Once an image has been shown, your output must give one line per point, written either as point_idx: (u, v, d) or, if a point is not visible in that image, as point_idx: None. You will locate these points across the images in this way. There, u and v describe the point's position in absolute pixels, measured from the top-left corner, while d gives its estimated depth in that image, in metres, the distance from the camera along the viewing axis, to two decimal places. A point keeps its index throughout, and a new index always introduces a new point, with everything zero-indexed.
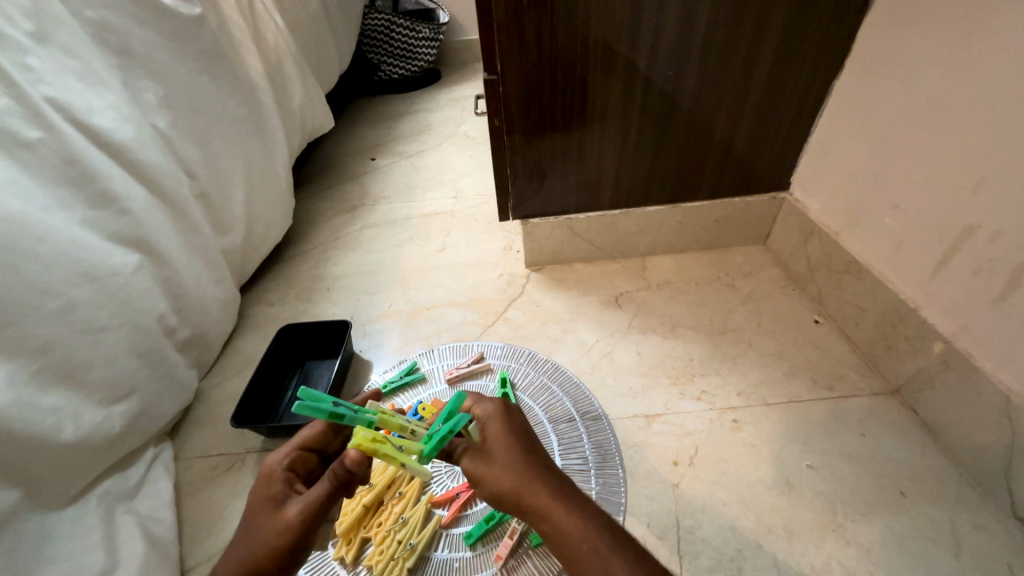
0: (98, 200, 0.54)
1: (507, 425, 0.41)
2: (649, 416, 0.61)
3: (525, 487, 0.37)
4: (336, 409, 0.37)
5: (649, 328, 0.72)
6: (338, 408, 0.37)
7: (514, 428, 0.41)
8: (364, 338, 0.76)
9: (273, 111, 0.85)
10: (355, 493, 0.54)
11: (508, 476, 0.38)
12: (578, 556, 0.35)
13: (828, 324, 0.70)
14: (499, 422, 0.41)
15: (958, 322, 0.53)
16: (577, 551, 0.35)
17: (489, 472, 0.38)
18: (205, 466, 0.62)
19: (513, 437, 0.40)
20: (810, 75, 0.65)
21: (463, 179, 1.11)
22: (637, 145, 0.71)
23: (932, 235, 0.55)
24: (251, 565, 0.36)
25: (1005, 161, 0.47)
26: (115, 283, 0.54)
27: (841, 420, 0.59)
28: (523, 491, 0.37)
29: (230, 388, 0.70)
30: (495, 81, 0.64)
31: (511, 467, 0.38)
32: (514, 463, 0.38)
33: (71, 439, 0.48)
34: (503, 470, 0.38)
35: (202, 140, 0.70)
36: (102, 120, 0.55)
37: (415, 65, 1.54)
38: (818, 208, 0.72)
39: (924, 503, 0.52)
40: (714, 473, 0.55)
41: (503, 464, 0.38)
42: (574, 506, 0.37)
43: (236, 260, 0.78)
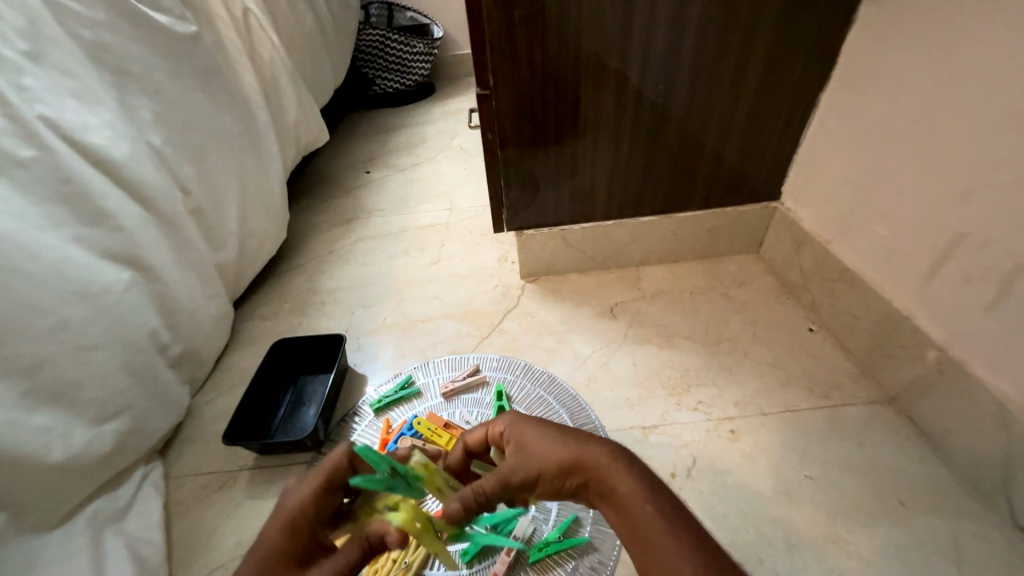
0: (92, 218, 0.54)
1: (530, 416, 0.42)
2: (646, 427, 0.61)
3: (576, 458, 0.38)
4: (390, 485, 0.35)
5: (644, 338, 0.72)
6: (392, 484, 0.35)
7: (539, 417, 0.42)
8: (358, 352, 0.75)
9: (268, 127, 0.86)
10: None
11: (558, 449, 0.39)
12: (635, 509, 0.35)
13: (823, 332, 0.70)
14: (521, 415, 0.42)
15: (951, 330, 0.54)
16: (640, 514, 0.35)
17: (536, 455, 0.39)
18: (196, 485, 0.61)
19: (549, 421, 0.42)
20: (798, 87, 0.66)
21: (458, 191, 1.11)
22: (630, 157, 0.72)
23: (923, 244, 0.56)
24: None
25: (991, 170, 0.48)
26: (108, 300, 0.53)
27: (838, 429, 0.59)
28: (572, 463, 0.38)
29: (222, 404, 0.69)
30: (487, 96, 0.64)
31: (556, 444, 0.39)
32: (556, 439, 0.39)
33: (60, 460, 0.47)
34: (551, 446, 0.39)
35: (197, 156, 0.71)
36: (97, 138, 0.55)
37: (409, 79, 1.56)
38: (809, 217, 0.73)
39: (924, 513, 0.51)
40: (713, 485, 0.55)
41: (548, 442, 0.39)
42: (628, 471, 0.37)
43: (230, 274, 0.77)
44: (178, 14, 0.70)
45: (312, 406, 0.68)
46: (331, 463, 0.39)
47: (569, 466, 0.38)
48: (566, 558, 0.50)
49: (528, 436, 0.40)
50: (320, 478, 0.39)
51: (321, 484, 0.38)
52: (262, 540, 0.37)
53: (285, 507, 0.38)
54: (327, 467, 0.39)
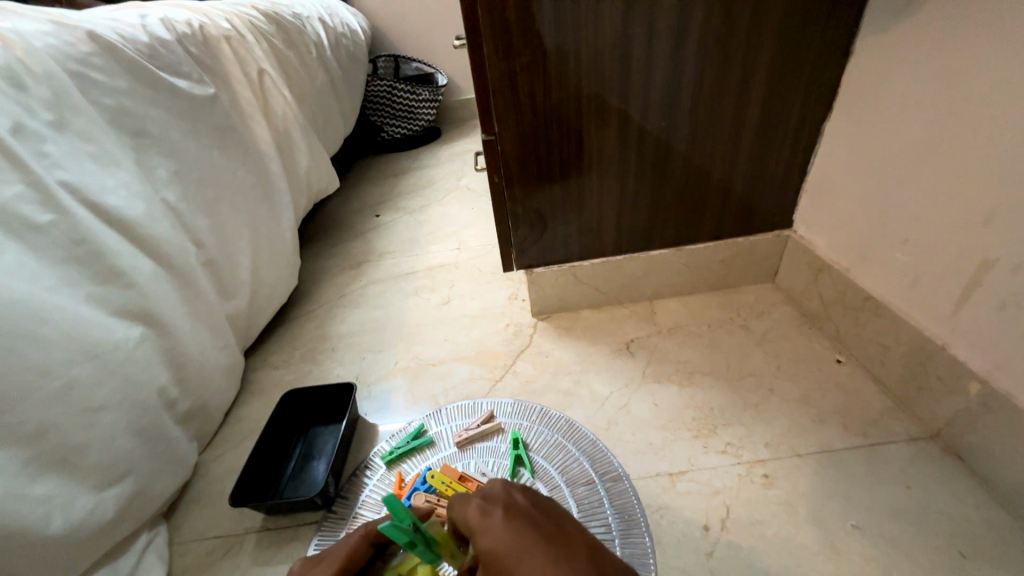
0: (105, 276, 0.54)
1: (504, 510, 0.35)
2: (673, 473, 0.58)
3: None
4: (412, 538, 0.39)
5: (663, 376, 0.70)
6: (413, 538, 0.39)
7: (514, 513, 0.35)
8: (370, 400, 0.74)
9: (281, 178, 0.88)
10: None
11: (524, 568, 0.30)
12: None
13: (852, 364, 0.67)
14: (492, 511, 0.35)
15: (992, 359, 0.51)
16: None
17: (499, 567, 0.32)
18: (200, 550, 0.58)
19: (519, 515, 0.35)
20: (801, 117, 0.66)
21: (466, 231, 1.12)
22: (636, 191, 0.72)
23: (950, 270, 0.54)
24: None
25: (1010, 194, 0.47)
26: (117, 359, 0.53)
27: (881, 470, 0.55)
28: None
29: (230, 461, 0.67)
30: (493, 141, 0.66)
31: (524, 555, 0.31)
32: (525, 548, 0.32)
33: (60, 529, 0.45)
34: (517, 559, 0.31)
35: (211, 210, 0.72)
36: (114, 199, 0.57)
37: (416, 125, 1.61)
38: (825, 245, 0.71)
39: (990, 566, 0.47)
40: (750, 538, 0.51)
41: (514, 552, 0.32)
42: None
43: (241, 325, 0.77)
44: (196, 79, 0.74)
45: (323, 459, 0.66)
46: (348, 547, 0.44)
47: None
48: None
49: (490, 542, 0.33)
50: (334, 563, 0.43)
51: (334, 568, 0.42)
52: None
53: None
54: (343, 553, 0.43)
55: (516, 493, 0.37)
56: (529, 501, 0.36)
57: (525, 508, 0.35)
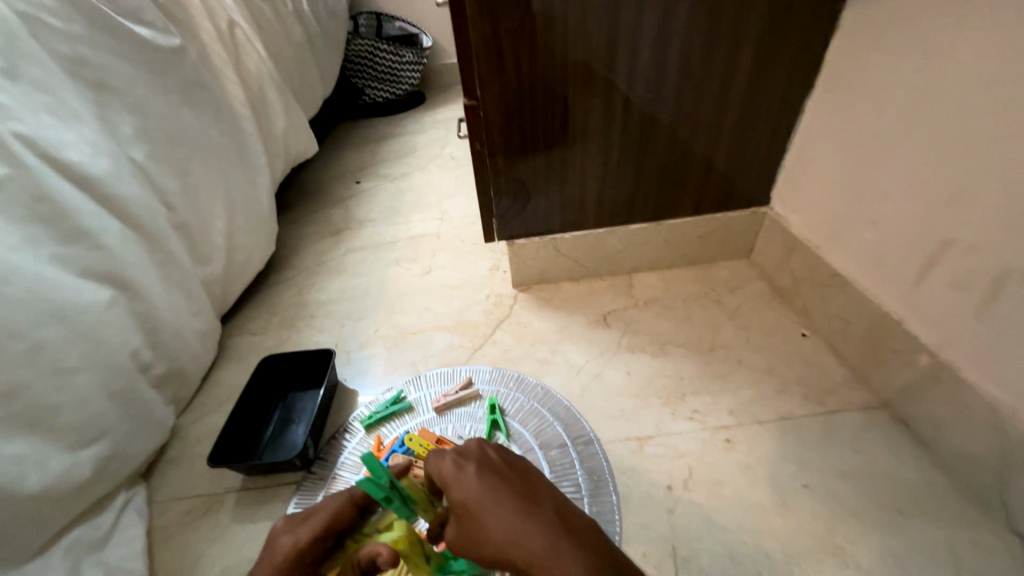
0: (70, 236, 0.53)
1: (477, 466, 0.37)
2: (641, 437, 0.60)
3: (516, 535, 0.32)
4: (390, 494, 0.38)
5: (638, 347, 0.72)
6: (391, 494, 0.39)
7: (488, 469, 0.37)
8: (349, 366, 0.74)
9: (255, 139, 0.85)
10: None
11: (494, 522, 0.33)
12: None
13: (815, 337, 0.70)
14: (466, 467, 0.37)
15: (942, 333, 0.54)
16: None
17: (470, 518, 0.34)
18: (180, 509, 0.59)
19: (492, 471, 0.37)
20: (784, 93, 0.66)
21: (448, 200, 1.11)
22: (618, 164, 0.72)
23: (912, 249, 0.56)
24: None
25: (973, 176, 0.48)
26: (86, 321, 0.52)
27: (833, 435, 0.59)
28: (516, 541, 0.32)
29: (209, 424, 0.68)
30: (475, 107, 0.64)
31: (495, 508, 0.34)
32: (498, 502, 0.34)
33: (36, 488, 0.45)
34: (488, 512, 0.34)
35: (182, 171, 0.69)
36: (76, 155, 0.54)
37: (399, 89, 1.56)
38: (799, 223, 0.73)
39: (922, 520, 0.51)
40: (710, 496, 0.54)
41: (487, 506, 0.34)
42: (580, 553, 0.31)
43: (216, 290, 0.76)
44: (161, 28, 0.70)
45: (302, 423, 0.67)
46: (328, 510, 0.42)
47: (509, 545, 0.32)
48: None
49: (462, 496, 0.35)
50: (315, 525, 0.41)
51: (317, 530, 0.41)
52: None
53: (279, 551, 0.40)
54: (325, 515, 0.42)
55: (489, 449, 0.39)
56: (502, 457, 0.39)
57: (497, 465, 0.37)
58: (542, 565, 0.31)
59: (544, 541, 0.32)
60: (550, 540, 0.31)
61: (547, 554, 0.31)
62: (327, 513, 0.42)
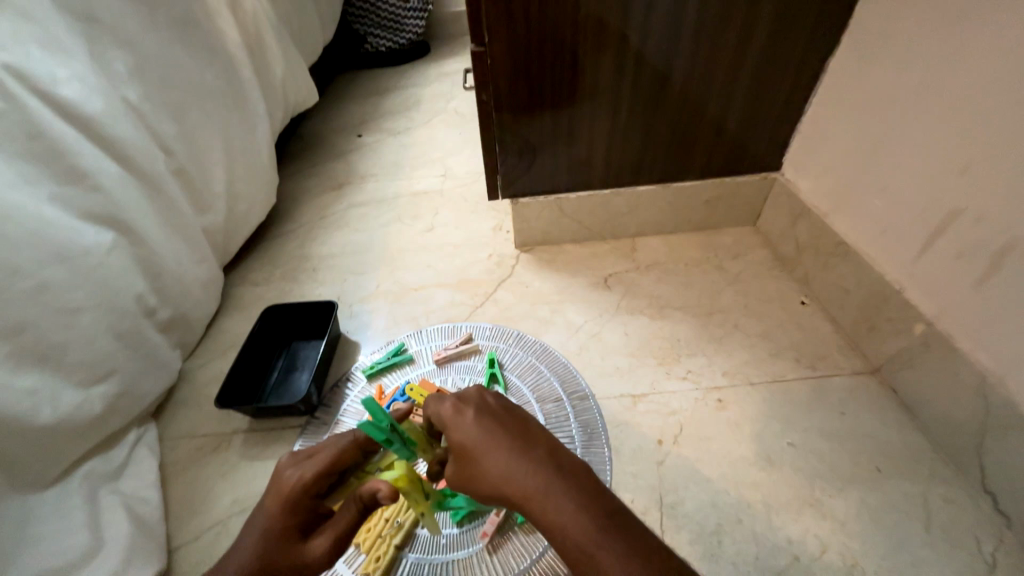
0: (68, 176, 0.52)
1: (476, 411, 0.38)
2: (635, 395, 0.62)
3: (509, 473, 0.34)
4: (390, 436, 0.41)
5: (637, 309, 0.72)
6: (391, 436, 0.41)
7: (486, 414, 0.38)
8: (351, 319, 0.75)
9: (253, 84, 0.82)
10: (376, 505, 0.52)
11: (489, 461, 0.35)
12: (570, 548, 0.31)
13: (814, 305, 0.71)
14: (465, 411, 0.38)
15: (939, 303, 0.54)
16: (581, 545, 0.31)
17: (467, 456, 0.36)
18: (190, 446, 0.61)
19: (489, 414, 0.38)
20: (806, 51, 0.63)
21: (452, 157, 1.08)
22: (628, 123, 0.69)
23: (919, 218, 0.55)
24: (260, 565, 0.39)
25: (990, 144, 0.47)
26: (89, 262, 0.52)
27: (822, 398, 0.60)
28: (510, 479, 0.34)
29: (215, 368, 0.69)
30: (482, 54, 0.61)
31: (492, 450, 0.35)
32: (493, 444, 0.35)
33: (50, 420, 0.47)
34: (483, 451, 0.35)
35: (178, 114, 0.67)
36: (68, 91, 0.52)
37: (403, 38, 1.49)
38: (809, 189, 0.71)
39: (899, 478, 0.53)
40: (698, 450, 0.57)
41: (484, 446, 0.35)
42: (569, 490, 0.32)
43: (218, 239, 0.76)
44: None
45: (306, 371, 0.68)
46: (332, 449, 0.44)
47: (504, 482, 0.34)
48: None
49: (460, 436, 0.37)
50: (320, 463, 0.43)
51: (322, 465, 0.42)
52: (265, 513, 0.41)
53: (286, 484, 0.42)
54: (330, 453, 0.43)
55: (488, 396, 0.40)
56: (500, 403, 0.40)
57: (495, 410, 0.39)
58: (533, 501, 0.33)
59: (537, 479, 0.33)
60: (542, 479, 0.33)
61: (539, 491, 0.33)
62: (332, 451, 0.44)
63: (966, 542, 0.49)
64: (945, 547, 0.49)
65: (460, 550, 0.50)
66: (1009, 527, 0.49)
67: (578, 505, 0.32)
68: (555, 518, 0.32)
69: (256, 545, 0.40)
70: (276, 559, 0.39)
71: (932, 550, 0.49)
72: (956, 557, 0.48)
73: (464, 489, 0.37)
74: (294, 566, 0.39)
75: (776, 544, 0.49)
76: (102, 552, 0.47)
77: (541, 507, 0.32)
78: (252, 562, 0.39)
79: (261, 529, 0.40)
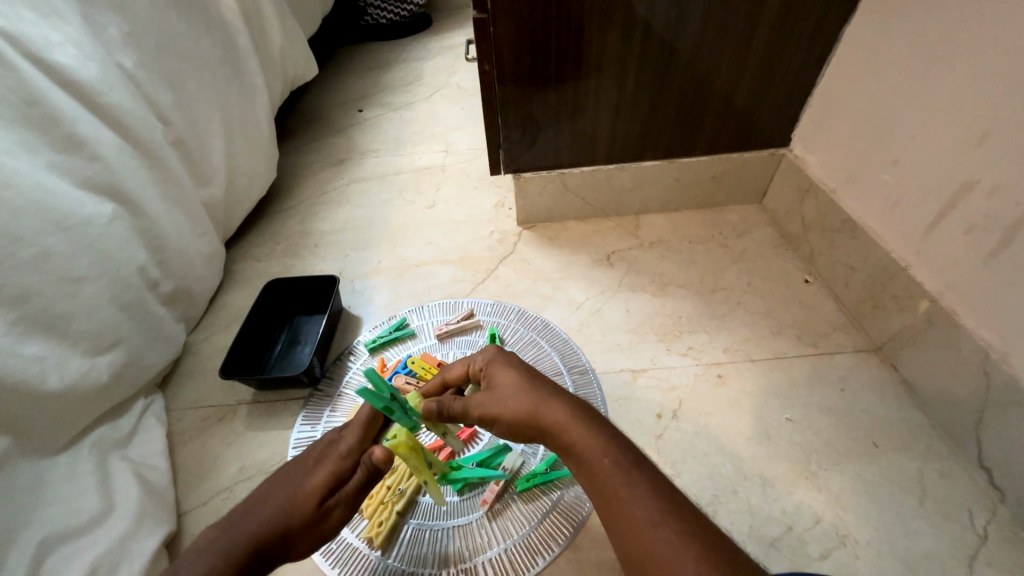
0: (65, 144, 0.51)
1: (506, 365, 0.45)
2: (635, 370, 0.62)
3: (538, 406, 0.41)
4: (389, 406, 0.40)
5: (639, 286, 0.72)
6: (390, 406, 0.40)
7: (512, 366, 0.45)
8: (352, 295, 0.75)
9: (251, 54, 0.80)
10: None
11: (522, 397, 0.41)
12: (598, 469, 0.37)
13: (818, 284, 0.70)
14: (495, 367, 0.45)
15: (946, 280, 0.53)
16: (597, 466, 0.37)
17: (502, 392, 0.42)
18: (197, 416, 0.62)
19: (516, 367, 0.45)
20: (822, 18, 0.60)
21: (454, 133, 1.06)
22: (634, 97, 0.68)
23: (931, 193, 0.54)
24: (283, 525, 0.40)
25: (1009, 113, 0.45)
26: (90, 233, 0.52)
27: (822, 376, 0.60)
28: (540, 414, 0.40)
29: (219, 342, 0.70)
30: (485, 21, 0.59)
31: (524, 393, 0.42)
32: (526, 388, 0.42)
33: (57, 387, 0.48)
34: (517, 390, 0.42)
35: (175, 83, 0.66)
36: (62, 57, 0.51)
37: (404, 9, 1.45)
38: (818, 164, 0.70)
39: (895, 453, 0.54)
40: (697, 424, 0.57)
41: (517, 390, 0.42)
42: (592, 423, 0.39)
43: (219, 213, 0.75)
44: None
45: (308, 344, 0.69)
46: None
47: (535, 416, 0.40)
48: (553, 487, 0.53)
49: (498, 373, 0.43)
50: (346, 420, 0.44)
51: (365, 435, 0.44)
52: (305, 476, 0.43)
53: (338, 449, 0.44)
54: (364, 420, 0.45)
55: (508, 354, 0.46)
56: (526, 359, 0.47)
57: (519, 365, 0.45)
58: (561, 433, 0.39)
59: (565, 416, 0.40)
60: (569, 416, 0.40)
61: (567, 424, 0.39)
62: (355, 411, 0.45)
63: (958, 514, 0.50)
64: (936, 520, 0.49)
65: (459, 517, 0.51)
66: (1002, 501, 0.50)
67: (600, 437, 0.38)
68: (579, 443, 0.38)
69: (284, 503, 0.41)
70: (296, 517, 0.41)
71: (925, 521, 0.49)
72: (947, 529, 0.49)
73: (493, 425, 0.42)
74: (313, 525, 0.41)
75: (770, 515, 0.50)
76: (113, 516, 0.48)
77: (567, 434, 0.39)
78: (275, 518, 0.40)
79: (294, 490, 0.42)
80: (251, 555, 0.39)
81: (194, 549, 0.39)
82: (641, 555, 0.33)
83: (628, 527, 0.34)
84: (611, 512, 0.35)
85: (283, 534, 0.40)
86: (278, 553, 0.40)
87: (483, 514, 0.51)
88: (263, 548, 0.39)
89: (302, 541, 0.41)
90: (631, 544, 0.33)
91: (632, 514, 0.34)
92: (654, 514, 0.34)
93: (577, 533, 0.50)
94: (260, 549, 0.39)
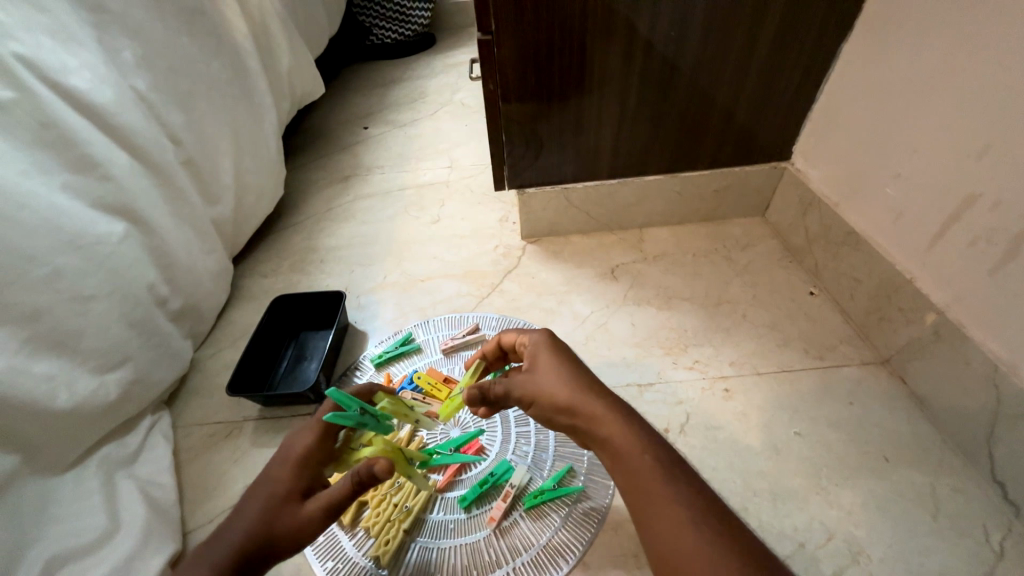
0: (80, 165, 0.53)
1: (552, 350, 0.46)
2: (642, 384, 0.62)
3: (580, 400, 0.41)
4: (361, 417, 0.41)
5: (644, 299, 0.72)
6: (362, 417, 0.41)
7: (555, 352, 0.45)
8: (358, 310, 0.75)
9: (260, 76, 0.82)
10: (383, 493, 0.53)
11: (560, 387, 0.42)
12: (635, 468, 0.37)
13: (823, 296, 0.70)
14: (541, 350, 0.45)
15: (951, 292, 0.53)
16: (634, 467, 0.37)
17: (543, 378, 0.43)
18: (203, 433, 0.62)
19: (566, 355, 0.45)
20: (819, 36, 0.62)
21: (458, 149, 1.08)
22: (637, 113, 0.69)
23: (933, 206, 0.54)
24: (263, 531, 0.40)
25: (1008, 127, 0.46)
26: (102, 251, 0.53)
27: (830, 389, 0.60)
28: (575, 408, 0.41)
29: (226, 357, 0.71)
30: (489, 42, 0.61)
31: (560, 382, 0.43)
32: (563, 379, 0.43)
33: (66, 405, 0.48)
34: (558, 378, 0.43)
35: (187, 105, 0.68)
36: (79, 82, 0.53)
37: (408, 30, 1.49)
38: (819, 177, 0.71)
39: (907, 468, 0.53)
40: (704, 440, 0.57)
41: (552, 379, 0.43)
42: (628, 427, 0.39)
43: (227, 230, 0.76)
44: None
45: (314, 359, 0.69)
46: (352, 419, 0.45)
47: (571, 409, 0.41)
48: (561, 504, 0.52)
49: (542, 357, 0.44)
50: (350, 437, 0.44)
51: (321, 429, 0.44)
52: (271, 481, 0.42)
53: (293, 451, 0.43)
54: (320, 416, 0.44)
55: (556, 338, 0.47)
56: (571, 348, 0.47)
57: (565, 352, 0.45)
58: (597, 429, 0.40)
59: (603, 414, 0.40)
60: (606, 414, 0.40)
61: (605, 419, 0.40)
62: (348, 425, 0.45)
63: (973, 531, 0.49)
64: (952, 537, 0.49)
65: (467, 535, 0.51)
66: (1018, 517, 0.49)
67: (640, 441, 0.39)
68: (618, 439, 0.39)
69: (260, 509, 0.41)
70: (274, 524, 0.40)
71: (940, 539, 0.49)
72: (963, 546, 0.48)
73: (529, 405, 0.44)
74: (293, 529, 0.40)
75: (781, 532, 0.50)
76: (119, 534, 0.48)
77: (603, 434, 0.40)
78: (254, 525, 0.40)
79: (266, 495, 0.42)
80: (238, 564, 0.39)
81: (187, 562, 0.40)
82: (672, 556, 0.33)
83: (665, 525, 0.35)
84: (645, 510, 0.36)
85: (266, 542, 0.40)
86: (264, 560, 0.40)
87: (491, 533, 0.51)
88: (246, 556, 0.39)
89: (285, 546, 0.40)
90: (667, 542, 0.34)
91: (666, 516, 0.35)
92: (694, 516, 0.34)
93: (586, 551, 0.49)
94: (244, 556, 0.39)
